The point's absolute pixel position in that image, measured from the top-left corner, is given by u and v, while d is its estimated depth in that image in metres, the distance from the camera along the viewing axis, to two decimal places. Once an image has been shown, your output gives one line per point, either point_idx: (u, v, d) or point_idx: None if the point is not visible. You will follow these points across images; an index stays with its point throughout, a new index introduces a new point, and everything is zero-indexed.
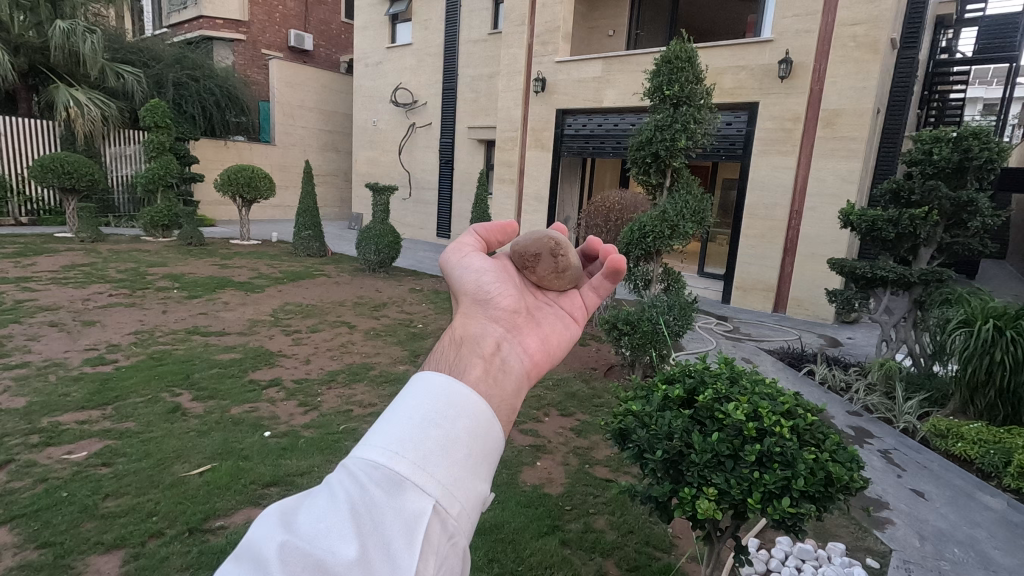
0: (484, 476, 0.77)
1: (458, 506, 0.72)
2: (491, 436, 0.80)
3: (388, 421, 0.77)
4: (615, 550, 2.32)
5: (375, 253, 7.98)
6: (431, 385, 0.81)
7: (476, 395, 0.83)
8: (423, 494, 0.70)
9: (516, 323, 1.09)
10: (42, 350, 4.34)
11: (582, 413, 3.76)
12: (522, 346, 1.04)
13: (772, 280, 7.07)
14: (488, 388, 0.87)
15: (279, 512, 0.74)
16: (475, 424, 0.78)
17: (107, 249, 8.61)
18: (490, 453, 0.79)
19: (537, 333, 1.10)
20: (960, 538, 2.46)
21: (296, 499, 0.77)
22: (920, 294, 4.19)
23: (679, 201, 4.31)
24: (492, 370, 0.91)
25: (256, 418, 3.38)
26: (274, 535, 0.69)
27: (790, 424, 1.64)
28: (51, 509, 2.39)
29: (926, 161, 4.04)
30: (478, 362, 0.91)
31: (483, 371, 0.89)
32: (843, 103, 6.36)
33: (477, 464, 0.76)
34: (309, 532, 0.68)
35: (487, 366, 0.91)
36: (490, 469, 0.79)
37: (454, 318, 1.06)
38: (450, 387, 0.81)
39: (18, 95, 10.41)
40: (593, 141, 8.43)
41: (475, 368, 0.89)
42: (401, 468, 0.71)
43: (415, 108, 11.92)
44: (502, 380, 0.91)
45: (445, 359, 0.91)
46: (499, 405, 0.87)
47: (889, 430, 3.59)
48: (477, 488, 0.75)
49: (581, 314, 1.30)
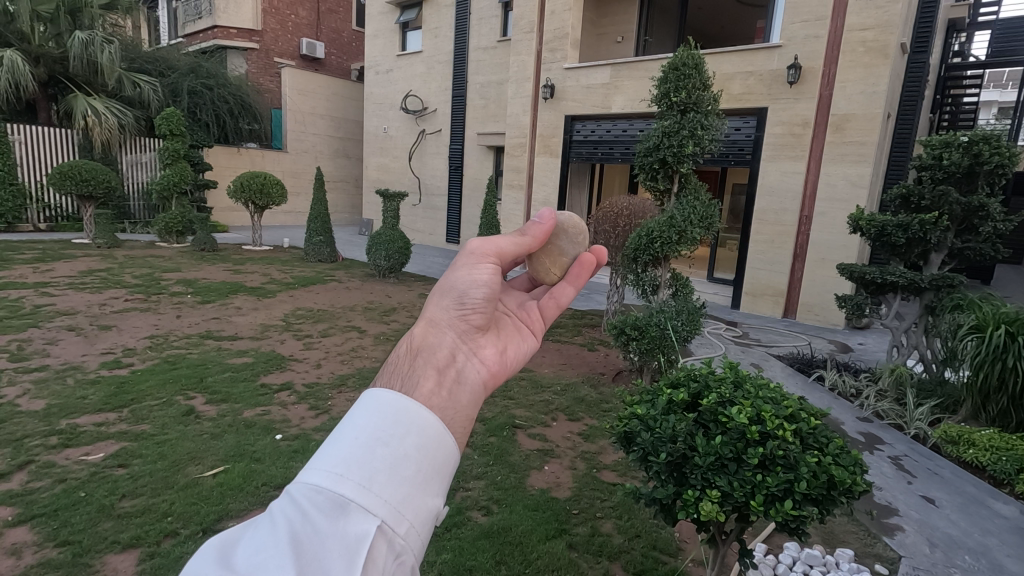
0: (435, 491, 0.81)
1: (405, 523, 0.76)
2: (443, 451, 0.84)
3: (335, 442, 0.80)
4: (621, 553, 2.34)
5: (385, 258, 8.05)
6: (380, 402, 0.85)
7: (427, 411, 0.87)
8: (368, 515, 0.73)
9: (476, 335, 1.11)
10: (60, 354, 4.43)
11: (590, 418, 3.78)
12: (478, 357, 1.07)
13: (782, 284, 7.04)
14: (440, 402, 0.91)
15: (218, 546, 0.76)
16: (425, 439, 0.83)
17: (123, 254, 8.76)
18: (441, 468, 0.83)
19: (495, 346, 1.13)
20: (971, 546, 2.45)
21: (240, 528, 0.80)
22: (931, 299, 4.14)
23: (686, 207, 4.32)
24: (446, 383, 0.95)
25: (268, 421, 3.44)
26: (209, 570, 0.71)
27: (793, 427, 1.65)
28: (69, 509, 2.45)
29: (936, 166, 4.03)
30: (432, 373, 0.95)
31: (436, 384, 0.93)
32: (853, 107, 6.35)
33: (426, 479, 0.80)
34: (250, 562, 0.71)
35: (440, 377, 0.95)
36: (442, 484, 0.82)
37: (416, 324, 1.07)
38: (398, 405, 0.85)
39: (38, 105, 10.63)
40: (602, 146, 8.46)
41: (428, 381, 0.93)
42: (347, 490, 0.74)
43: (425, 114, 12.04)
44: (456, 393, 0.95)
45: (398, 372, 0.94)
46: (454, 418, 0.92)
47: (900, 437, 3.56)
48: (426, 504, 0.79)
49: (539, 326, 1.33)
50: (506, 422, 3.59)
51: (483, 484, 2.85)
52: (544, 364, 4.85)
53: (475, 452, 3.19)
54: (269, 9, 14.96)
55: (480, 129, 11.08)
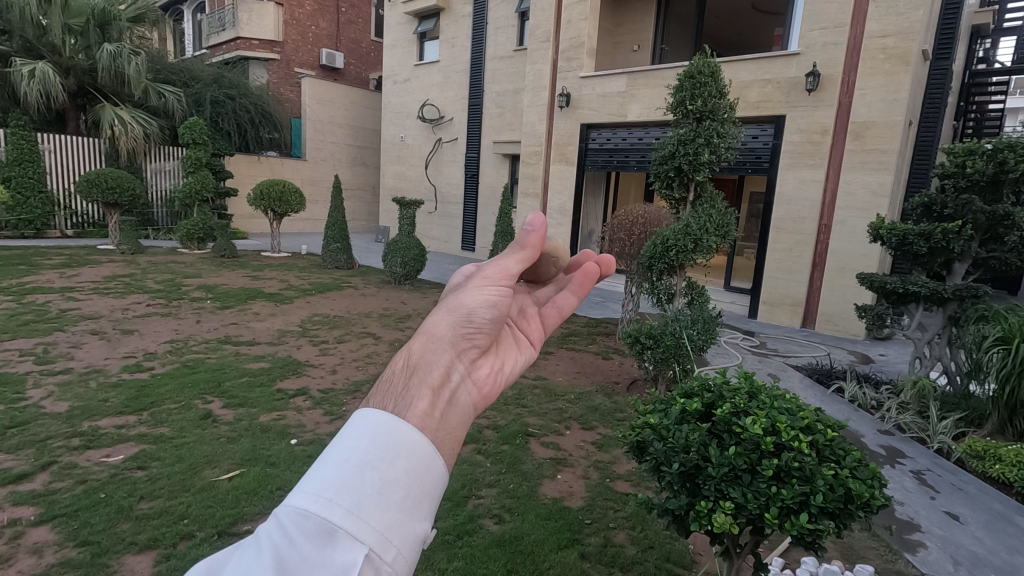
0: (426, 514, 0.82)
1: (393, 550, 0.76)
2: (433, 473, 0.85)
3: (323, 466, 0.80)
4: (635, 565, 2.31)
5: (401, 266, 8.09)
6: (372, 423, 0.85)
7: (419, 432, 0.86)
8: (355, 542, 0.74)
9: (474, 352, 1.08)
10: (84, 357, 4.54)
11: (603, 427, 3.75)
12: (474, 376, 1.05)
13: (801, 294, 6.94)
14: (434, 423, 0.90)
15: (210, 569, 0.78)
16: (416, 463, 0.83)
17: (146, 260, 8.95)
18: (431, 491, 0.84)
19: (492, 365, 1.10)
20: (997, 564, 2.38)
21: (231, 550, 0.83)
22: (955, 310, 4.02)
23: (702, 215, 4.27)
24: (440, 403, 0.94)
25: (283, 426, 3.47)
26: None
27: (809, 439, 1.63)
28: (89, 510, 2.50)
29: (959, 174, 3.95)
30: (426, 394, 0.93)
31: (430, 405, 0.92)
32: (873, 115, 6.27)
33: (416, 503, 0.81)
34: None
35: (435, 397, 0.94)
36: (432, 507, 0.83)
37: (415, 338, 1.05)
38: (388, 431, 0.84)
39: (67, 115, 10.95)
40: (618, 155, 8.48)
41: (422, 402, 0.92)
42: (335, 517, 0.75)
43: (441, 123, 12.16)
44: (451, 415, 0.94)
45: (392, 392, 0.93)
46: (446, 440, 0.91)
47: (922, 451, 3.48)
48: (415, 528, 0.80)
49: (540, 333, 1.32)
50: (519, 430, 3.57)
51: (495, 492, 2.84)
52: (558, 373, 4.82)
53: (487, 460, 3.18)
54: (290, 20, 15.26)
55: (496, 138, 11.16)
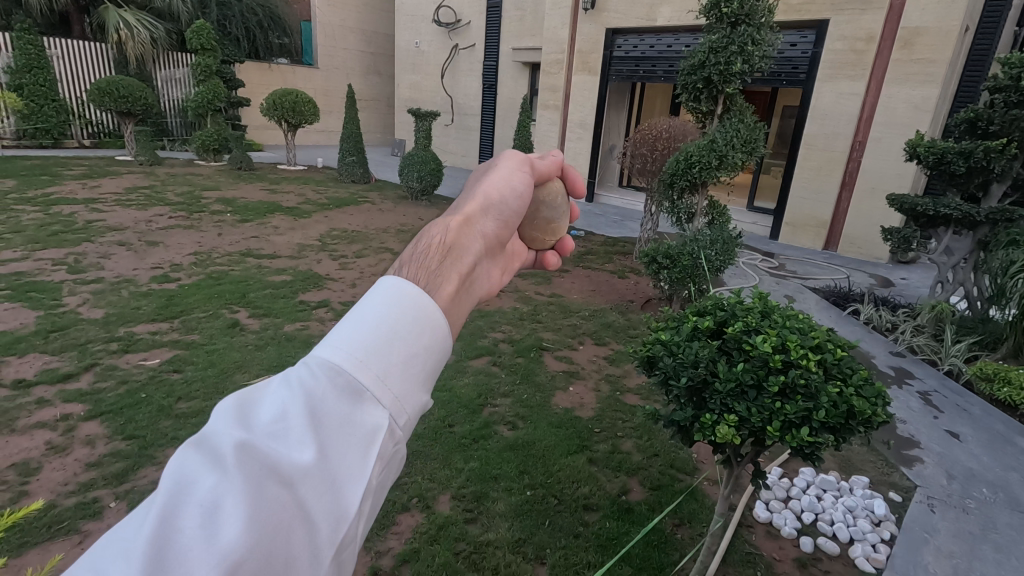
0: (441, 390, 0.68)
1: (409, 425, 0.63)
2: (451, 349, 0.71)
3: (349, 312, 0.64)
4: (639, 470, 2.46)
5: (417, 181, 7.99)
6: (402, 284, 0.69)
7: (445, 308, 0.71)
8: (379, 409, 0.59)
9: (496, 250, 0.98)
10: (113, 267, 4.68)
11: (616, 343, 3.84)
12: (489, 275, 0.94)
13: (826, 215, 6.76)
14: (453, 318, 0.76)
15: (237, 399, 0.60)
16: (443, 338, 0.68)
17: (165, 172, 8.97)
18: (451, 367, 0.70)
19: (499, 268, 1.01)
20: (990, 479, 2.47)
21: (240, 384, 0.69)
22: (985, 234, 3.89)
23: (730, 130, 4.08)
24: (462, 297, 0.80)
25: (307, 335, 3.61)
26: (200, 426, 0.57)
27: (817, 358, 1.66)
28: (132, 408, 2.69)
29: (1012, 87, 3.64)
30: (454, 287, 0.79)
31: (455, 297, 0.77)
32: (927, 20, 5.75)
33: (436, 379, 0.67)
34: (250, 423, 0.57)
35: (460, 289, 0.80)
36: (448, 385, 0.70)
37: (452, 216, 0.90)
38: (429, 306, 0.68)
39: (71, 18, 10.57)
40: (644, 64, 7.98)
41: (449, 286, 0.76)
42: (364, 375, 0.60)
43: (458, 28, 11.49)
44: (465, 310, 0.81)
45: (423, 269, 0.77)
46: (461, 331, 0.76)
47: (932, 372, 3.52)
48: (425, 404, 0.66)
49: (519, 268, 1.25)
50: (533, 344, 3.68)
51: (509, 400, 2.98)
52: (573, 290, 4.86)
53: (502, 371, 3.31)
54: None
55: (516, 44, 10.54)
